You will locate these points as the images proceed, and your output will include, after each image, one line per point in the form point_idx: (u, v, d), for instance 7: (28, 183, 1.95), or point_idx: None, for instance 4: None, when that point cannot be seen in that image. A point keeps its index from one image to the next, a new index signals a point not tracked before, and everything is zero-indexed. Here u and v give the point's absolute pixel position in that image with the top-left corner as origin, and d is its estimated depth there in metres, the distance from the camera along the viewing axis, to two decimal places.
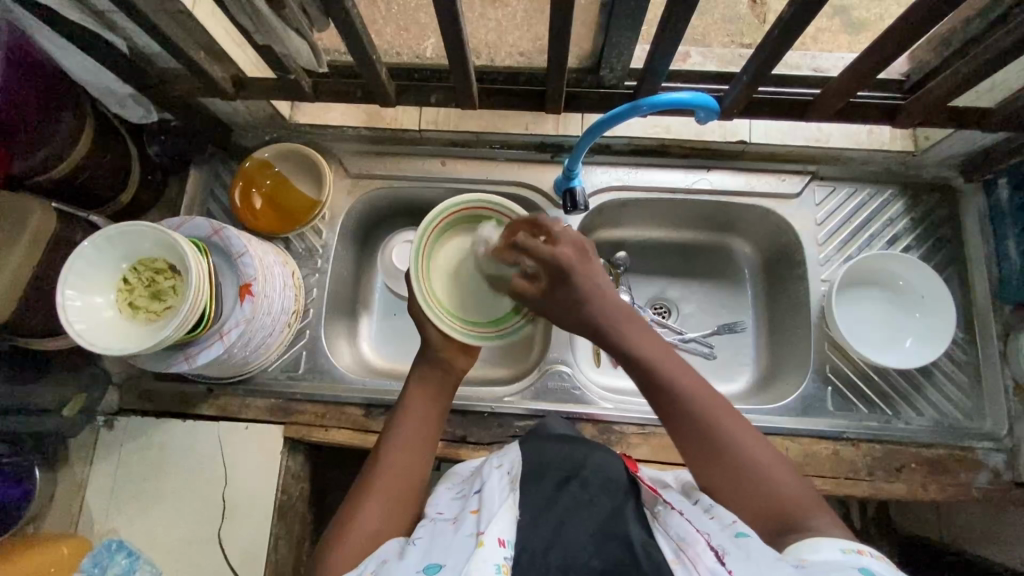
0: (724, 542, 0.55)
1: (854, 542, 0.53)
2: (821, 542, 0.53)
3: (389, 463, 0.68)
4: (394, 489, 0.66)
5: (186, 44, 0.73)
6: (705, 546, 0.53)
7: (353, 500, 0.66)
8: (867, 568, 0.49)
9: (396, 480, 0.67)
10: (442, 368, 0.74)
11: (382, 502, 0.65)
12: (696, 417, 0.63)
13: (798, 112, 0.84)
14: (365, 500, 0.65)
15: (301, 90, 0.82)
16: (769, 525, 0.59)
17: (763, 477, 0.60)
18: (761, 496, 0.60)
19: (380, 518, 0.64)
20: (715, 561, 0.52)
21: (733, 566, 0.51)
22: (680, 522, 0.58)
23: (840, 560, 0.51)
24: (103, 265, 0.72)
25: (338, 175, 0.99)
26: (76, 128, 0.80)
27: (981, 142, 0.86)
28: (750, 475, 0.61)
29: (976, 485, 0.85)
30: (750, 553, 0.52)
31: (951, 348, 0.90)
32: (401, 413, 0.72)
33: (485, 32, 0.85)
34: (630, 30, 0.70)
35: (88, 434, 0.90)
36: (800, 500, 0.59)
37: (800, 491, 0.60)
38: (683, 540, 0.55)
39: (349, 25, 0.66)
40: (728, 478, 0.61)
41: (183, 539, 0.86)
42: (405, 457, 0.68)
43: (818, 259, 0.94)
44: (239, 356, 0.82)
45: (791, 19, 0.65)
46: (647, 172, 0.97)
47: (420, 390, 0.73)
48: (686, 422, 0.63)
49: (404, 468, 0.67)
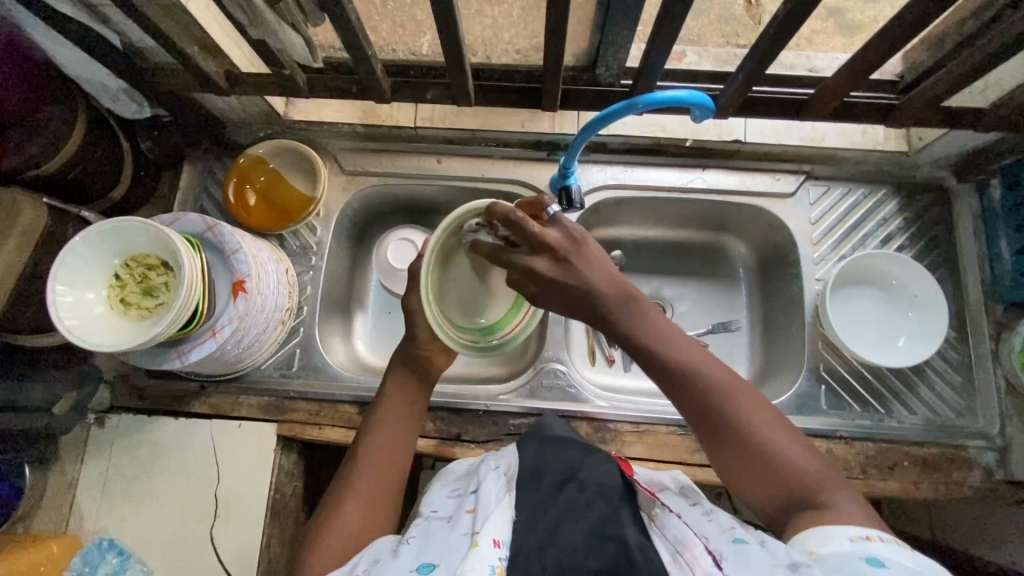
0: (721, 547, 0.56)
1: (864, 528, 0.54)
2: (829, 531, 0.54)
3: (370, 464, 0.67)
4: (376, 489, 0.66)
5: (180, 39, 0.73)
6: (702, 550, 0.55)
7: (331, 503, 0.65)
8: (876, 558, 0.50)
9: (374, 484, 0.66)
10: (419, 371, 0.73)
11: (364, 502, 0.65)
12: (712, 407, 0.62)
13: (794, 111, 0.84)
14: (343, 503, 0.65)
15: (295, 86, 0.81)
16: (782, 506, 0.59)
17: (782, 461, 0.60)
18: (778, 477, 0.60)
19: (358, 522, 0.63)
20: (713, 565, 0.53)
21: (729, 570, 0.52)
22: (678, 525, 0.58)
23: (848, 551, 0.51)
24: (93, 259, 0.72)
25: (333, 172, 0.99)
26: (68, 123, 0.79)
27: (975, 143, 0.87)
28: (767, 457, 0.60)
29: (969, 483, 0.86)
30: (748, 558, 0.53)
31: (944, 347, 0.91)
32: (376, 415, 0.71)
33: (481, 28, 0.85)
34: (626, 28, 0.69)
35: (79, 432, 0.89)
36: (815, 480, 0.59)
37: (812, 465, 0.60)
38: (682, 543, 0.56)
39: (345, 21, 0.65)
40: (746, 462, 0.61)
41: (174, 538, 0.85)
42: (382, 462, 0.68)
43: (812, 258, 0.94)
44: (232, 352, 0.82)
45: (787, 17, 0.65)
46: (642, 171, 0.97)
47: (394, 393, 0.72)
48: (696, 402, 0.63)
49: (382, 473, 0.67)
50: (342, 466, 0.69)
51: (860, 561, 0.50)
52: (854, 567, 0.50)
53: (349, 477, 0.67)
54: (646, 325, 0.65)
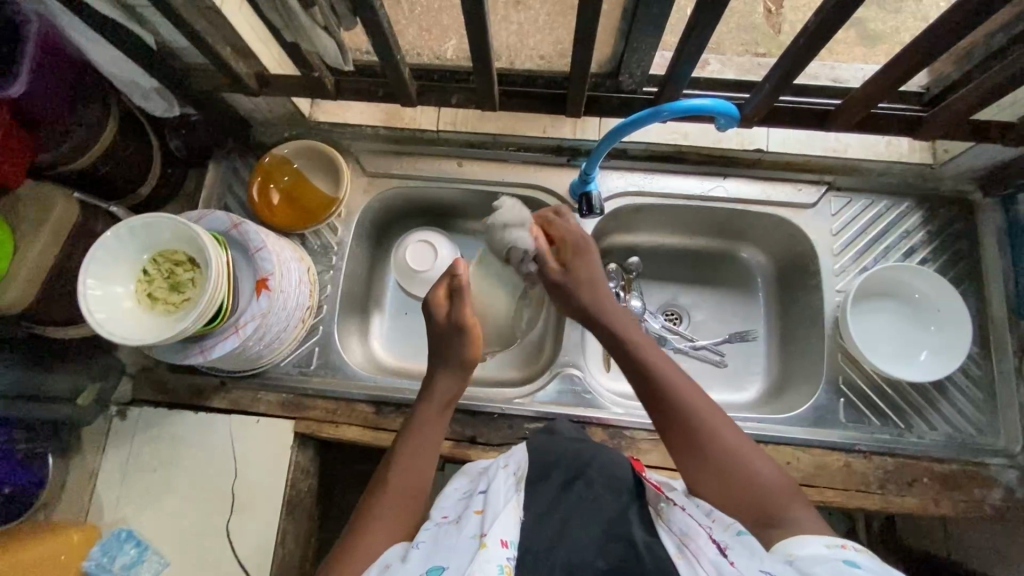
0: (726, 538, 0.55)
1: (840, 539, 0.54)
2: (807, 539, 0.55)
3: (399, 477, 0.68)
4: (406, 499, 0.67)
5: (212, 39, 0.74)
6: (707, 540, 0.55)
7: (358, 517, 0.66)
8: (852, 561, 0.50)
9: (404, 489, 0.67)
10: (452, 381, 0.74)
11: (387, 508, 0.65)
12: (683, 420, 0.66)
13: (818, 122, 0.83)
14: (371, 518, 0.65)
15: (323, 88, 0.82)
16: (758, 516, 0.60)
17: (751, 475, 0.62)
18: (750, 493, 0.61)
19: (385, 533, 0.63)
20: (718, 555, 0.53)
21: (735, 558, 0.52)
22: (683, 516, 0.58)
23: (825, 555, 0.52)
24: (124, 257, 0.73)
25: (355, 173, 1.00)
26: (101, 122, 0.81)
27: (1000, 157, 0.86)
28: (731, 472, 0.63)
29: (989, 501, 0.85)
30: (754, 550, 0.52)
31: (965, 363, 0.90)
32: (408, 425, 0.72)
33: (507, 33, 0.85)
34: (653, 36, 0.70)
35: (101, 424, 0.90)
36: (787, 496, 0.61)
37: (784, 488, 0.62)
38: (687, 534, 0.56)
39: (376, 24, 0.66)
40: (714, 476, 0.63)
41: (191, 532, 0.86)
42: (410, 465, 0.69)
43: (833, 270, 0.94)
44: (254, 348, 0.83)
45: (816, 31, 0.65)
46: (662, 177, 0.97)
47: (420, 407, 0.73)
48: (672, 417, 0.67)
49: (411, 478, 0.68)
50: (375, 475, 0.70)
51: (838, 562, 0.50)
52: (829, 566, 0.50)
53: (382, 487, 0.67)
54: (627, 324, 0.73)
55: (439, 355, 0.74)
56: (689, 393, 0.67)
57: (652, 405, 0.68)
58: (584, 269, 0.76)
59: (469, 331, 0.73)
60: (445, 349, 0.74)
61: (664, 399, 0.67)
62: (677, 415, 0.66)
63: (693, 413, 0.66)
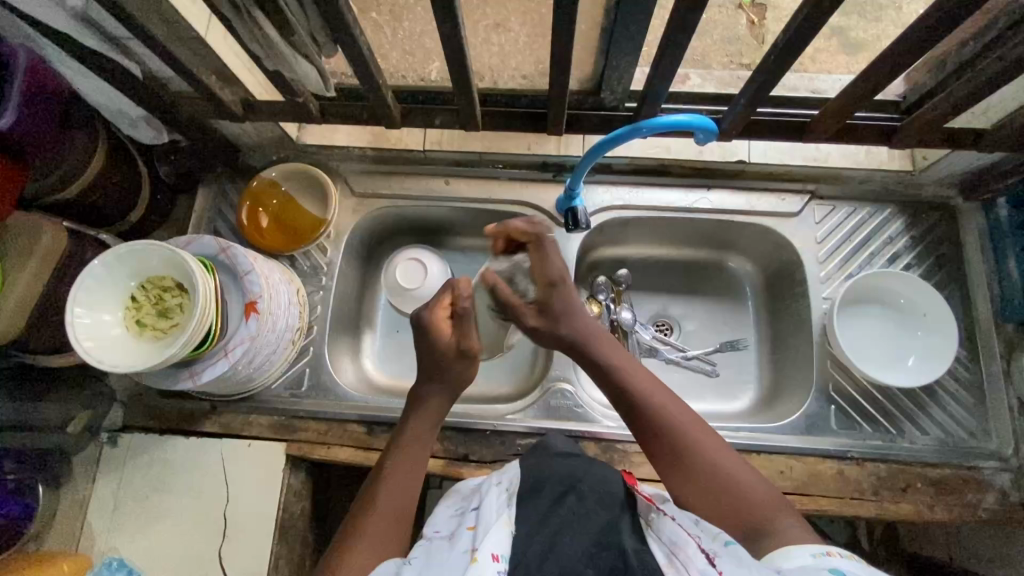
0: (715, 547, 0.55)
1: (823, 547, 0.55)
2: (793, 552, 0.55)
3: (387, 493, 0.67)
4: (389, 519, 0.65)
5: (197, 68, 0.76)
6: (695, 549, 0.55)
7: (348, 531, 0.65)
8: (838, 569, 0.50)
9: (393, 506, 0.66)
10: (437, 399, 0.73)
11: (375, 525, 0.64)
12: (668, 438, 0.66)
13: (797, 132, 0.84)
14: (358, 533, 0.64)
15: (308, 112, 0.83)
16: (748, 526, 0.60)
17: (738, 488, 0.63)
18: (737, 507, 0.62)
19: (374, 547, 0.62)
20: (707, 564, 0.53)
21: (722, 567, 0.52)
22: (671, 527, 0.59)
23: (809, 565, 0.52)
24: (113, 284, 0.74)
25: (344, 194, 1.01)
26: (88, 151, 0.81)
27: (979, 162, 0.87)
28: (717, 481, 0.63)
29: (983, 506, 0.84)
30: (742, 559, 0.52)
31: (953, 366, 0.90)
32: (398, 442, 0.72)
33: (489, 55, 0.88)
34: (630, 53, 0.71)
35: (92, 451, 0.90)
36: (776, 507, 0.61)
37: (772, 498, 0.62)
38: (676, 544, 0.57)
39: (356, 50, 0.67)
40: (697, 489, 0.64)
41: (183, 558, 0.85)
42: (399, 483, 0.68)
43: (819, 277, 0.94)
44: (244, 372, 0.83)
45: (785, 47, 0.67)
46: (647, 191, 0.98)
47: (412, 431, 0.72)
48: (655, 433, 0.67)
49: (399, 495, 0.67)
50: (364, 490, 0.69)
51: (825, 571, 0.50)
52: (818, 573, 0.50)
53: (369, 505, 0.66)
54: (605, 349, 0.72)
55: (436, 374, 0.73)
56: (664, 408, 0.68)
57: (631, 425, 0.69)
58: (569, 324, 0.72)
59: (472, 359, 0.73)
60: (443, 372, 0.73)
61: (641, 416, 0.68)
62: (659, 432, 0.67)
63: (677, 431, 0.66)
